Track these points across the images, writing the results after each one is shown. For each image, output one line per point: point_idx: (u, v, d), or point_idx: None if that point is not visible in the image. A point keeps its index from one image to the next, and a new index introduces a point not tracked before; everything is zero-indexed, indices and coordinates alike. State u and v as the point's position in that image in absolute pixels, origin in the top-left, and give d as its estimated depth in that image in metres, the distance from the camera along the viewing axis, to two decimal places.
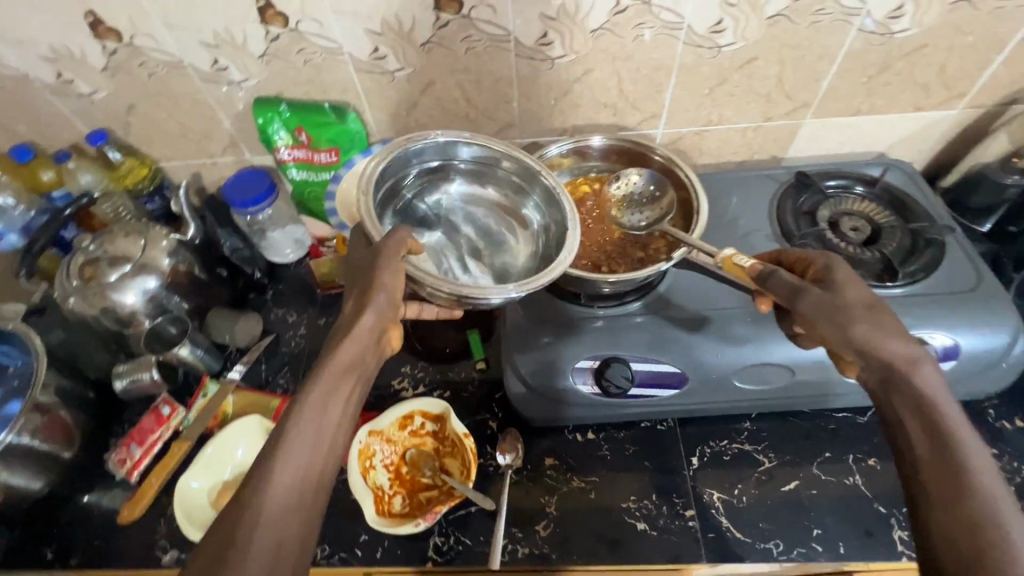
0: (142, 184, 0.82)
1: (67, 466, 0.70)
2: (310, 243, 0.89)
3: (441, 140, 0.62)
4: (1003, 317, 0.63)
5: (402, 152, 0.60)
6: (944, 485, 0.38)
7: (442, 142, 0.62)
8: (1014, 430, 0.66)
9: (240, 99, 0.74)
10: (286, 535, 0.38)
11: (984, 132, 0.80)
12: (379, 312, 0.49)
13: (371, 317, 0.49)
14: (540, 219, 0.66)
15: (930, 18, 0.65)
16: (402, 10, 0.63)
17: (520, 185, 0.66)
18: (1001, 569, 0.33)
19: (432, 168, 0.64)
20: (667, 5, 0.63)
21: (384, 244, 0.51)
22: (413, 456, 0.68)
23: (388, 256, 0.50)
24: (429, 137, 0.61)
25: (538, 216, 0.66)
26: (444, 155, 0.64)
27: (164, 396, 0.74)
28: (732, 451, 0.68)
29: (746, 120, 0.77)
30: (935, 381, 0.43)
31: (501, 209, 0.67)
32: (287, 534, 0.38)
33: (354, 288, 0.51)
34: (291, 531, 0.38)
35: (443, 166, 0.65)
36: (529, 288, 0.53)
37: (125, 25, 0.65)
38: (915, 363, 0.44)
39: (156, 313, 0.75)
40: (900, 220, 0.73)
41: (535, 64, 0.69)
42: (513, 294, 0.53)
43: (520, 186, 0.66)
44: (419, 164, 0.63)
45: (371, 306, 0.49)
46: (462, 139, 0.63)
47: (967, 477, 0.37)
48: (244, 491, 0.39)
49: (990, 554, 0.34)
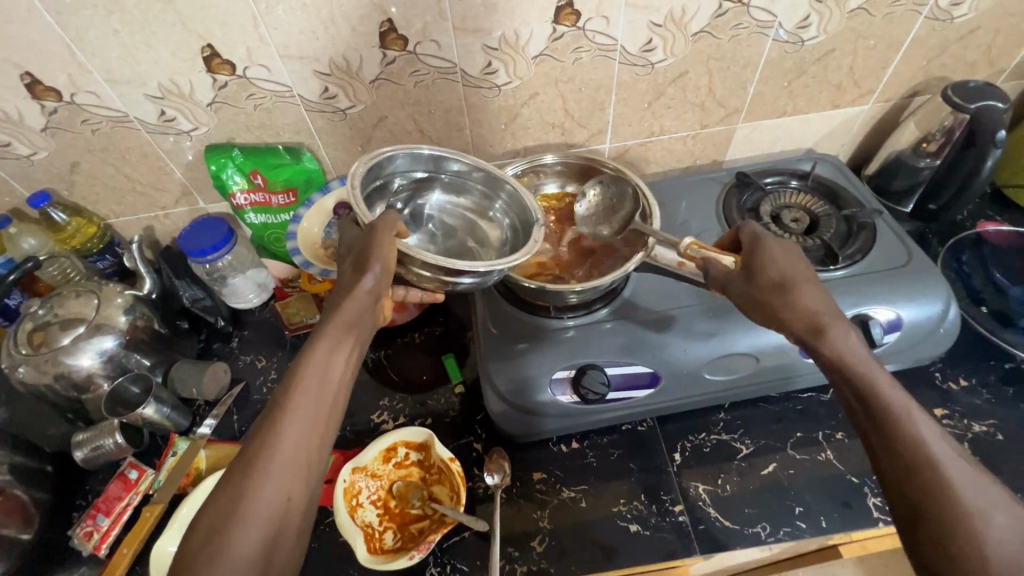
0: (90, 244, 0.79)
1: (27, 549, 0.66)
2: (273, 285, 0.87)
3: (430, 153, 0.65)
4: (935, 288, 0.69)
5: (390, 157, 0.63)
6: (886, 446, 0.42)
7: (431, 155, 0.65)
8: (960, 389, 0.71)
9: (191, 149, 0.74)
10: (274, 522, 0.42)
11: (895, 122, 0.88)
12: (377, 279, 0.52)
13: (368, 287, 0.52)
14: (508, 229, 0.68)
15: (833, 26, 0.72)
16: (349, 50, 0.65)
17: (495, 198, 0.69)
18: (942, 510, 0.39)
19: (416, 178, 0.67)
20: (600, 29, 0.68)
21: (378, 223, 0.53)
22: (400, 488, 0.67)
23: (385, 233, 0.53)
24: (419, 149, 0.64)
25: (506, 226, 0.68)
26: (431, 165, 0.67)
27: (130, 460, 0.71)
28: (711, 442, 0.71)
29: (685, 129, 0.83)
30: (849, 343, 0.48)
31: (473, 218, 0.69)
32: (275, 520, 0.42)
33: (350, 260, 0.54)
34: (280, 518, 0.42)
35: (426, 178, 0.68)
36: (496, 267, 0.55)
37: (64, 84, 0.64)
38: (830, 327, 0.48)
39: (115, 374, 0.72)
40: (834, 208, 0.79)
41: (482, 91, 0.72)
42: (480, 269, 0.55)
43: (495, 199, 0.69)
44: (404, 172, 0.66)
45: (369, 276, 0.52)
46: (450, 155, 0.66)
47: (902, 434, 0.42)
48: (228, 495, 0.42)
49: (938, 502, 0.39)
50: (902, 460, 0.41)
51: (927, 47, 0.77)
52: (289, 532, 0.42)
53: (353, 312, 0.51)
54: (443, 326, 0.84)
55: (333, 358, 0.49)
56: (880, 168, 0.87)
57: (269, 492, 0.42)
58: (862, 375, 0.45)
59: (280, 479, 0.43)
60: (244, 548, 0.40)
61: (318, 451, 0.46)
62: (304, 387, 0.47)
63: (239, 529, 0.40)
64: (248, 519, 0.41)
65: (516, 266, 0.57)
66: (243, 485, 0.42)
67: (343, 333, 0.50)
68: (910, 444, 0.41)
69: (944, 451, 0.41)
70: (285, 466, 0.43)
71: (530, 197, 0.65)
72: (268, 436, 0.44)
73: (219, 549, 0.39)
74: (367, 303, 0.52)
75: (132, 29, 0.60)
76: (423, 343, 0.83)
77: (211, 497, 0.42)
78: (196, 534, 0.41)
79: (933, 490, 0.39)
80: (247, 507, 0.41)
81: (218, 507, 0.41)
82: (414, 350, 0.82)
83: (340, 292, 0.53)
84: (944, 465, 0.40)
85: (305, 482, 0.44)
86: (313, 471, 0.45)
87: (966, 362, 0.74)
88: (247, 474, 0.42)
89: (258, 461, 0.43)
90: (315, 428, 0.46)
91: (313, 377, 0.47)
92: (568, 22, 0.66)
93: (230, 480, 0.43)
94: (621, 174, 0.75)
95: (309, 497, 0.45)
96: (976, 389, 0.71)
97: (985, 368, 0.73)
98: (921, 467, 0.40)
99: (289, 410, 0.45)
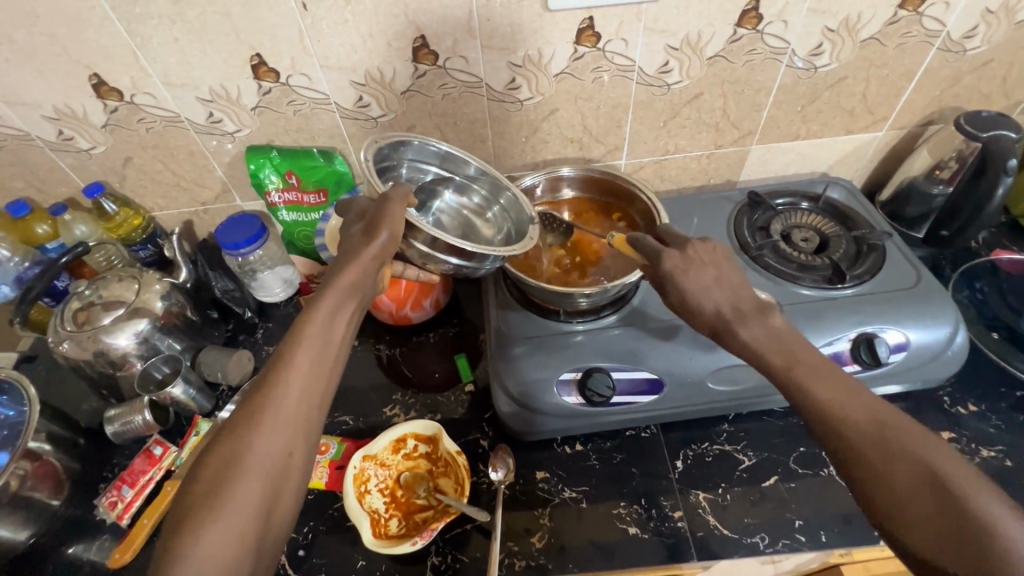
0: (135, 233, 0.84)
1: (56, 515, 0.70)
2: (299, 281, 0.91)
3: (444, 150, 0.70)
4: (943, 311, 0.70)
5: (404, 144, 0.68)
6: (823, 440, 0.44)
7: (445, 152, 0.70)
8: (969, 414, 0.71)
9: (232, 149, 0.80)
10: (273, 475, 0.42)
11: (909, 150, 0.90)
12: (383, 246, 0.55)
13: (373, 254, 0.54)
14: (501, 228, 0.72)
15: (846, 54, 0.75)
16: (383, 62, 0.71)
17: (495, 201, 0.73)
18: (851, 463, 0.41)
19: (426, 172, 0.71)
20: (619, 51, 0.72)
21: (391, 195, 0.57)
22: (408, 478, 0.70)
23: (397, 205, 0.56)
24: (436, 144, 0.69)
25: (499, 225, 0.72)
26: (443, 163, 0.72)
27: (156, 438, 0.75)
28: (713, 452, 0.72)
29: (700, 149, 0.86)
30: (756, 332, 0.50)
31: (471, 219, 0.72)
32: (275, 474, 0.43)
33: (360, 225, 0.57)
34: (279, 471, 0.43)
35: (436, 174, 0.72)
36: (483, 251, 0.59)
37: (126, 85, 0.70)
38: (729, 327, 0.51)
39: (148, 355, 0.76)
40: (845, 229, 0.81)
41: (506, 105, 0.77)
42: (468, 249, 0.58)
43: (495, 202, 0.73)
44: (417, 162, 0.71)
45: (375, 243, 0.54)
46: (463, 155, 0.71)
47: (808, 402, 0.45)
48: (231, 449, 0.42)
49: (848, 460, 0.42)
50: (838, 450, 0.42)
51: (941, 77, 0.79)
52: (289, 486, 0.43)
53: (356, 276, 0.53)
54: (456, 327, 0.87)
55: (335, 320, 0.51)
56: (893, 194, 0.88)
57: (271, 446, 0.43)
58: (772, 363, 0.48)
59: (283, 435, 0.44)
60: (245, 499, 0.41)
61: (317, 411, 0.47)
62: (306, 346, 0.48)
63: (240, 481, 0.41)
64: (248, 471, 0.42)
65: (511, 255, 0.61)
66: (245, 438, 0.43)
67: (346, 296, 0.52)
68: (823, 413, 0.44)
69: (845, 408, 0.43)
70: (288, 421, 0.44)
71: (526, 202, 0.70)
72: (270, 391, 0.45)
73: (220, 500, 0.40)
74: (371, 268, 0.54)
75: (190, 38, 0.66)
76: (437, 342, 0.85)
77: (210, 450, 0.43)
78: (196, 485, 0.41)
79: (871, 475, 0.40)
80: (248, 460, 0.42)
81: (219, 460, 0.42)
82: (428, 350, 0.85)
83: (346, 257, 0.55)
84: (868, 437, 0.41)
85: (305, 439, 0.45)
86: (311, 430, 0.46)
87: (977, 387, 0.73)
88: (248, 429, 0.43)
89: (260, 416, 0.44)
90: (316, 388, 0.47)
91: (314, 338, 0.49)
92: (589, 43, 0.71)
93: (230, 435, 0.43)
94: (642, 194, 0.76)
95: (309, 455, 0.45)
96: (985, 415, 0.71)
97: (995, 395, 0.72)
98: (854, 450, 0.41)
99: (291, 367, 0.46)
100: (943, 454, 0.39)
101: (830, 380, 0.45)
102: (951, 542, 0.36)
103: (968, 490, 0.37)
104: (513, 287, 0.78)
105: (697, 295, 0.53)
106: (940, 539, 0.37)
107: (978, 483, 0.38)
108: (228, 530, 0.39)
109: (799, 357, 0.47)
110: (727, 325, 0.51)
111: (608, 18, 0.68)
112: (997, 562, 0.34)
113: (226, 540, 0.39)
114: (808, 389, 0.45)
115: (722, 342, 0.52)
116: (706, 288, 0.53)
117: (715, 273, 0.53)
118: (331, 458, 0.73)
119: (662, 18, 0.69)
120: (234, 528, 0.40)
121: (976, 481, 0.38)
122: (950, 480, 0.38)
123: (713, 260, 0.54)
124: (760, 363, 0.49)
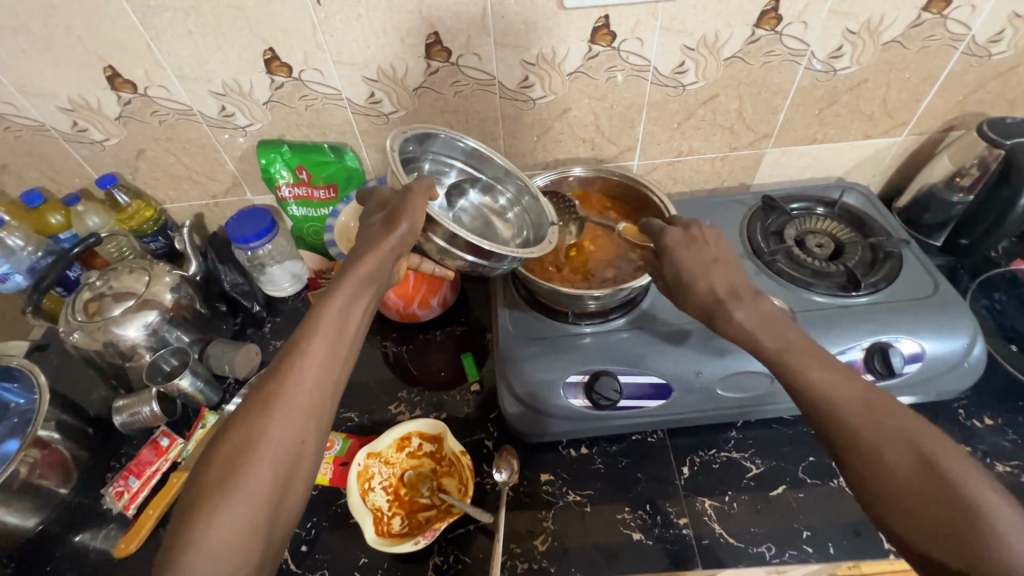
0: (146, 225, 0.85)
1: (64, 503, 0.71)
2: (308, 276, 0.91)
3: (471, 146, 0.69)
4: (960, 321, 0.68)
5: (430, 136, 0.67)
6: (820, 423, 0.46)
7: (472, 148, 0.70)
8: (984, 428, 0.69)
9: (244, 143, 0.80)
10: (284, 462, 0.42)
11: (929, 156, 0.88)
12: (402, 237, 0.54)
13: (391, 246, 0.53)
14: (521, 228, 0.71)
15: (866, 56, 0.74)
16: (396, 59, 0.70)
17: (517, 201, 0.72)
18: (846, 441, 0.44)
19: (451, 166, 0.71)
20: (634, 50, 0.71)
21: (414, 187, 0.56)
22: (411, 477, 0.70)
23: (419, 197, 0.55)
24: (464, 140, 0.69)
25: (519, 225, 0.72)
26: (469, 159, 0.71)
27: (164, 429, 0.76)
28: (721, 459, 0.71)
29: (713, 151, 0.84)
30: (745, 318, 0.52)
31: (491, 218, 0.72)
32: (286, 462, 0.43)
33: (380, 215, 0.56)
34: (291, 459, 0.43)
35: (461, 169, 0.71)
36: (497, 249, 0.58)
37: (140, 78, 0.71)
38: (726, 305, 0.53)
39: (157, 346, 0.76)
40: (861, 236, 0.79)
41: (518, 104, 0.76)
42: (484, 246, 0.58)
43: (517, 202, 0.72)
44: (443, 155, 0.70)
45: (395, 233, 0.53)
46: (491, 154, 0.70)
47: (804, 383, 0.47)
48: (243, 434, 0.42)
49: (843, 439, 0.44)
50: (834, 432, 0.45)
51: (964, 82, 0.77)
52: (300, 474, 0.43)
53: (373, 267, 0.52)
54: (464, 326, 0.86)
55: (351, 309, 0.50)
56: (910, 201, 0.87)
57: (284, 433, 0.43)
58: (765, 346, 0.50)
59: (295, 423, 0.44)
60: (257, 484, 0.41)
61: (331, 399, 0.47)
62: (321, 334, 0.48)
63: (252, 467, 0.41)
64: (260, 457, 0.42)
65: (527, 258, 0.61)
66: (258, 424, 0.43)
67: (362, 287, 0.52)
68: (817, 394, 0.46)
69: (840, 391, 0.46)
70: (300, 409, 0.44)
71: (548, 207, 0.69)
72: (285, 378, 0.45)
73: (233, 486, 0.40)
74: (389, 258, 0.54)
75: (204, 31, 0.66)
76: (444, 341, 0.85)
77: (224, 433, 0.43)
78: (209, 469, 0.41)
79: (866, 453, 0.43)
80: (260, 446, 0.42)
81: (232, 445, 0.42)
82: (434, 348, 0.84)
83: (365, 246, 0.54)
84: (860, 419, 0.44)
85: (317, 428, 0.45)
86: (324, 418, 0.46)
87: (994, 400, 0.72)
88: (262, 415, 0.43)
89: (274, 403, 0.44)
90: (328, 377, 0.47)
91: (330, 325, 0.48)
92: (603, 42, 0.70)
93: (243, 420, 0.43)
94: (656, 197, 0.75)
95: (320, 444, 0.45)
96: (1001, 429, 0.69)
97: (1012, 408, 0.71)
98: (851, 433, 0.44)
99: (305, 355, 0.46)
100: (931, 436, 0.42)
101: (827, 366, 0.48)
102: (935, 515, 0.39)
103: (952, 467, 0.40)
104: (522, 287, 0.78)
105: (692, 271, 0.55)
106: (923, 512, 0.40)
107: (968, 468, 0.41)
108: (241, 515, 0.39)
109: (795, 343, 0.50)
110: (722, 306, 0.53)
111: (623, 17, 0.67)
112: (979, 538, 0.37)
113: (237, 525, 0.39)
114: (804, 372, 0.48)
115: (714, 323, 0.54)
116: (705, 266, 0.55)
117: (714, 254, 0.56)
118: (335, 454, 0.72)
119: (679, 17, 0.68)
120: (245, 513, 0.40)
121: (966, 466, 0.41)
122: (941, 464, 0.41)
123: (715, 243, 0.57)
124: (756, 342, 0.51)
